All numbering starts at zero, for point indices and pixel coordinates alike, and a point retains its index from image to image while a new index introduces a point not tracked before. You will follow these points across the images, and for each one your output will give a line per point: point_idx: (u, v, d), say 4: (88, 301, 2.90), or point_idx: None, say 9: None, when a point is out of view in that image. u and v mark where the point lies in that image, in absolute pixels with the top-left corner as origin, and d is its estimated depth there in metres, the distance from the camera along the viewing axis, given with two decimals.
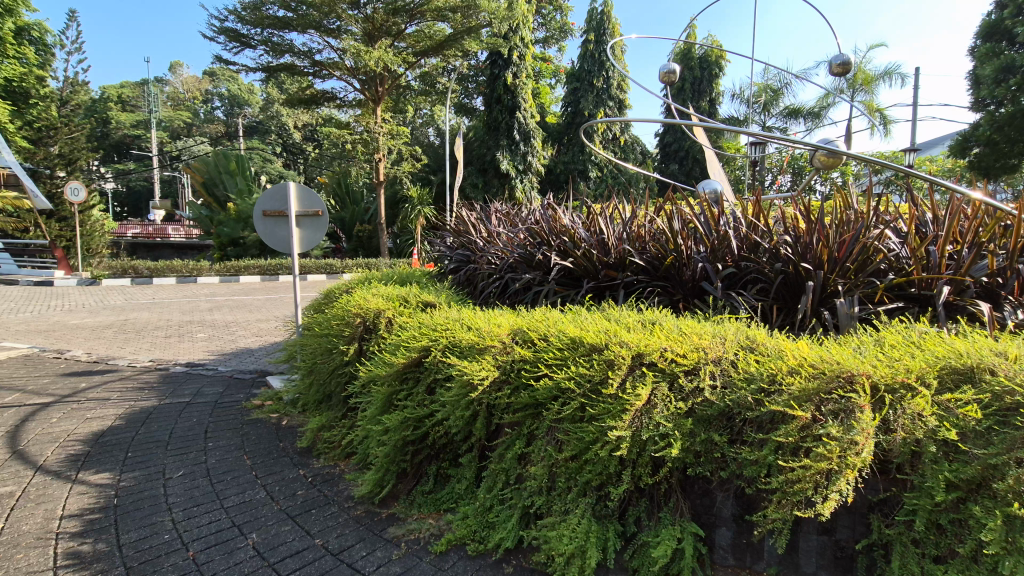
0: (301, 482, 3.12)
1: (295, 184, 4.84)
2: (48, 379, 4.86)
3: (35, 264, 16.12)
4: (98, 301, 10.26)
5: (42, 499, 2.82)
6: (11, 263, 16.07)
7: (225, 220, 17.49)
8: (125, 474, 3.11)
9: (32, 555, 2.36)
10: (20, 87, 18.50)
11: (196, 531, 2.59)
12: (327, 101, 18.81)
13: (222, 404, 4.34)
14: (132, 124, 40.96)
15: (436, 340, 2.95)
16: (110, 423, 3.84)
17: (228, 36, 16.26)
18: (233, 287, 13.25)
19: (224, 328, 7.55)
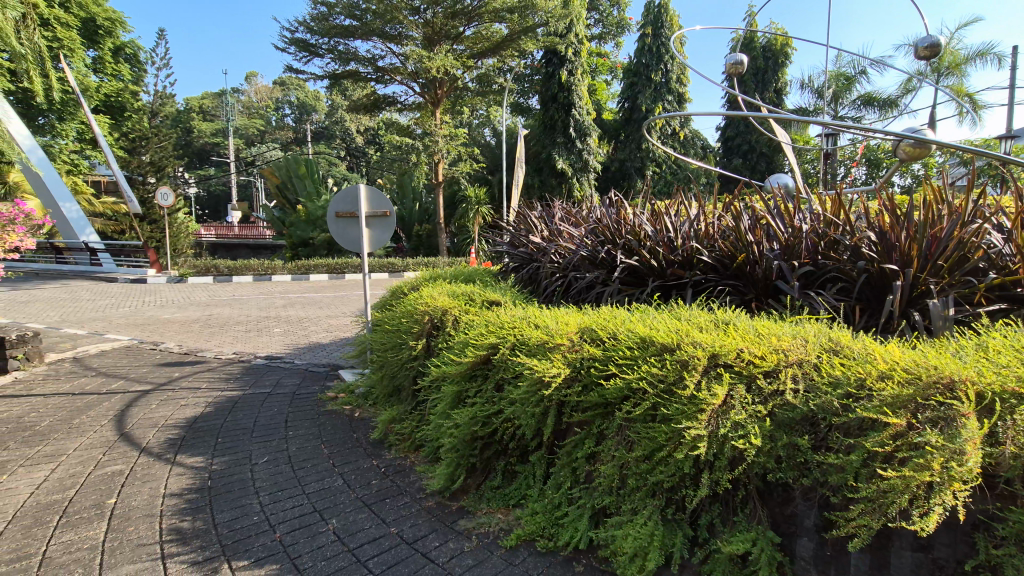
0: (375, 472, 3.25)
1: (365, 186, 5.03)
2: (147, 368, 5.31)
3: (132, 263, 16.56)
4: (186, 297, 11.13)
5: (146, 478, 3.08)
6: (111, 262, 16.45)
7: (295, 222, 18.44)
8: (217, 458, 3.35)
9: (142, 528, 2.58)
10: (117, 102, 20.29)
11: (281, 515, 2.75)
12: (389, 105, 19.43)
13: (300, 395, 4.59)
14: (212, 132, 43.94)
15: (504, 338, 2.98)
16: (201, 410, 4.15)
17: (298, 47, 17.12)
18: (304, 285, 13.95)
19: (298, 323, 7.98)
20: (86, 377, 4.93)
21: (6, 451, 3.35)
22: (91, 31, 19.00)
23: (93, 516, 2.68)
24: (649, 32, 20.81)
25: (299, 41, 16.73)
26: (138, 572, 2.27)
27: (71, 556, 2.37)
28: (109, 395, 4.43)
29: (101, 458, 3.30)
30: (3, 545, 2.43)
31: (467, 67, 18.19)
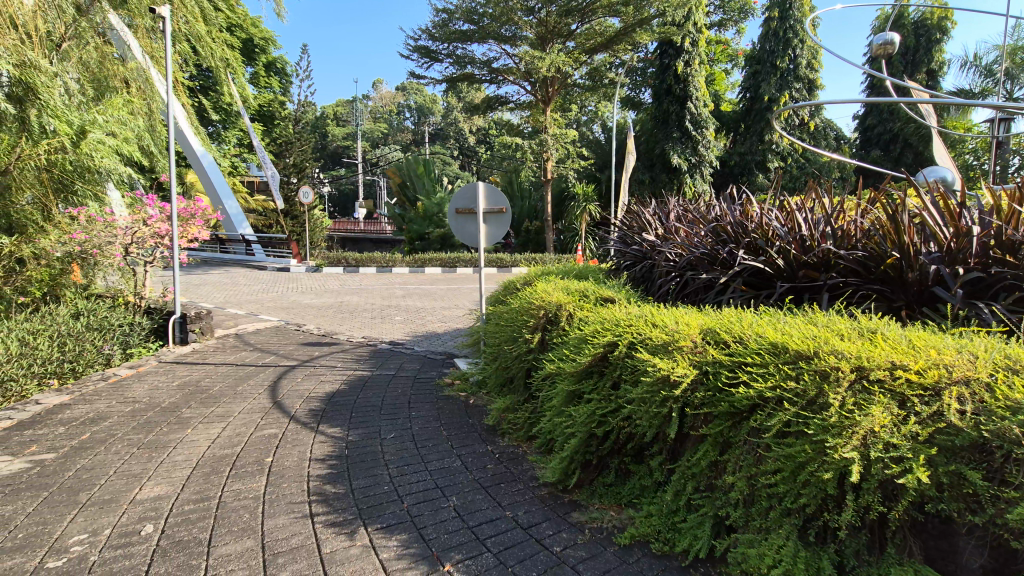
0: (490, 456, 3.40)
1: (484, 184, 5.24)
2: (292, 347, 5.99)
3: (278, 254, 18.78)
4: (322, 285, 12.38)
5: (295, 442, 3.49)
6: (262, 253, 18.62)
7: (414, 218, 19.64)
8: (352, 430, 3.71)
9: (294, 486, 2.94)
10: (269, 111, 23.04)
11: (407, 487, 2.98)
12: (501, 105, 19.94)
13: (420, 379, 4.94)
14: (343, 136, 48.20)
15: (622, 336, 2.96)
16: (337, 386, 4.61)
17: (420, 53, 18.17)
18: (420, 278, 14.84)
19: (416, 313, 8.54)
20: (245, 351, 5.69)
21: (189, 408, 3.98)
22: (250, 50, 21.75)
23: (255, 471, 3.10)
24: (776, 15, 19.23)
25: (422, 48, 17.71)
26: (292, 523, 2.59)
27: (240, 502, 2.76)
28: (264, 368, 5.08)
29: (259, 421, 3.80)
30: (191, 486, 2.90)
31: (580, 64, 18.13)
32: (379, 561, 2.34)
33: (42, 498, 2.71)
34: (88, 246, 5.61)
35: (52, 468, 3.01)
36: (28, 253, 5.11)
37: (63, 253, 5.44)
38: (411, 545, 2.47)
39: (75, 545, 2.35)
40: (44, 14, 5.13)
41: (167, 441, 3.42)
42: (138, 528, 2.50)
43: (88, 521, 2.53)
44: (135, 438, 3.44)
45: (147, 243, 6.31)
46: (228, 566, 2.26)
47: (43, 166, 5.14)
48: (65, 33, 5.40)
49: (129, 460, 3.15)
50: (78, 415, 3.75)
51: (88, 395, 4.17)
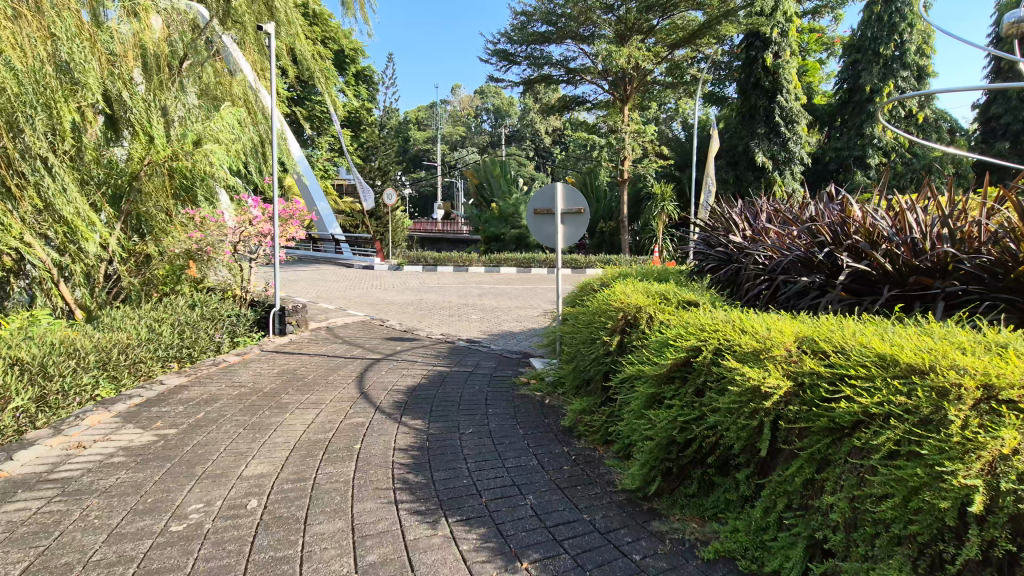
0: (566, 458, 3.40)
1: (563, 184, 5.23)
2: (377, 341, 6.30)
3: (363, 253, 19.84)
4: (403, 283, 12.93)
5: (381, 431, 3.68)
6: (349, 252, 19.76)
7: (490, 219, 19.99)
8: (432, 423, 3.84)
9: (380, 473, 3.09)
10: (357, 117, 24.41)
11: (485, 483, 3.04)
12: (578, 105, 19.82)
13: (497, 377, 5.03)
14: (424, 140, 49.99)
15: (707, 341, 2.85)
16: (419, 380, 4.79)
17: (499, 57, 18.45)
18: (496, 278, 15.10)
19: (492, 312, 8.69)
20: (335, 344, 6.06)
21: (287, 395, 4.30)
22: (342, 61, 23.21)
23: (345, 456, 3.29)
24: None
25: (501, 51, 17.97)
26: (378, 509, 2.73)
27: (332, 485, 2.94)
28: (353, 359, 5.39)
29: (349, 410, 4.03)
30: (288, 466, 3.13)
31: (660, 60, 17.61)
32: (460, 552, 2.40)
33: (166, 468, 3.03)
34: (203, 245, 6.22)
35: (174, 442, 3.36)
36: (154, 250, 5.79)
37: (182, 250, 6.01)
38: (490, 539, 2.51)
39: (194, 512, 2.61)
40: (167, 35, 5.86)
41: (268, 424, 3.72)
42: (244, 503, 2.73)
43: (204, 492, 2.80)
44: (241, 419, 3.77)
45: (252, 241, 6.92)
46: (321, 544, 2.42)
47: (170, 172, 5.69)
48: (185, 51, 6.10)
49: (237, 439, 3.46)
50: (195, 396, 4.17)
51: (203, 378, 4.62)
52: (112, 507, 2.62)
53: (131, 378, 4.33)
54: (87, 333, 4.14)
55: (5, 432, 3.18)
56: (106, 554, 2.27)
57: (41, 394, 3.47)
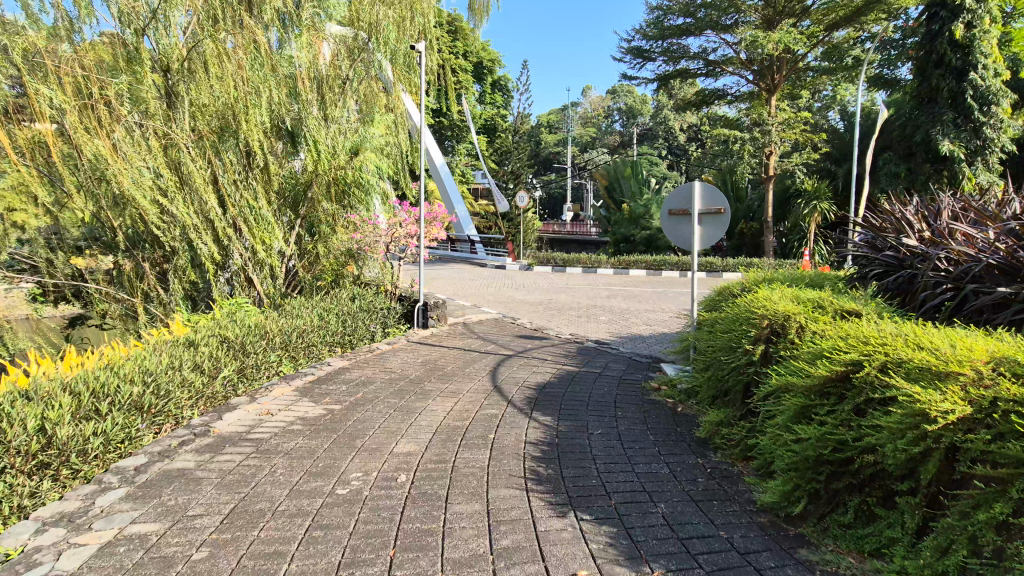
0: (700, 470, 3.24)
1: (701, 183, 5.01)
2: (508, 338, 6.58)
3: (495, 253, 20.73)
4: (533, 283, 13.23)
5: (513, 424, 3.85)
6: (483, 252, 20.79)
7: (620, 221, 19.65)
8: (561, 421, 3.92)
9: (512, 463, 3.25)
10: (493, 124, 25.56)
11: (615, 485, 3.03)
12: (718, 99, 18.63)
13: (626, 380, 4.97)
14: (555, 143, 50.46)
15: (871, 356, 2.56)
16: (548, 377, 4.93)
17: (633, 54, 18.02)
18: (626, 280, 14.81)
19: (620, 314, 8.56)
20: (471, 338, 6.46)
21: (430, 382, 4.68)
22: (480, 70, 24.56)
23: (480, 444, 3.51)
24: None
25: (635, 48, 17.53)
26: (511, 497, 2.86)
27: (469, 469, 3.15)
28: (487, 354, 5.70)
29: (483, 401, 4.28)
30: (431, 447, 3.42)
31: (815, 43, 15.91)
32: (589, 549, 2.42)
33: (333, 438, 3.49)
34: (362, 244, 6.94)
35: (339, 416, 3.86)
36: (322, 249, 6.65)
37: (344, 249, 6.85)
38: (619, 541, 2.50)
39: (354, 480, 2.98)
40: (335, 61, 6.52)
41: (414, 407, 4.09)
42: (394, 476, 3.04)
43: (362, 463, 3.18)
44: (392, 401, 4.20)
45: (402, 241, 7.61)
46: (460, 523, 2.61)
47: (333, 182, 6.45)
48: (349, 73, 6.65)
49: (389, 418, 3.86)
50: (355, 377, 4.74)
51: (361, 362, 5.22)
52: (292, 466, 3.09)
53: (306, 359, 5.04)
54: (273, 318, 4.91)
55: (216, 396, 3.90)
56: (288, 506, 2.68)
57: (242, 366, 4.19)
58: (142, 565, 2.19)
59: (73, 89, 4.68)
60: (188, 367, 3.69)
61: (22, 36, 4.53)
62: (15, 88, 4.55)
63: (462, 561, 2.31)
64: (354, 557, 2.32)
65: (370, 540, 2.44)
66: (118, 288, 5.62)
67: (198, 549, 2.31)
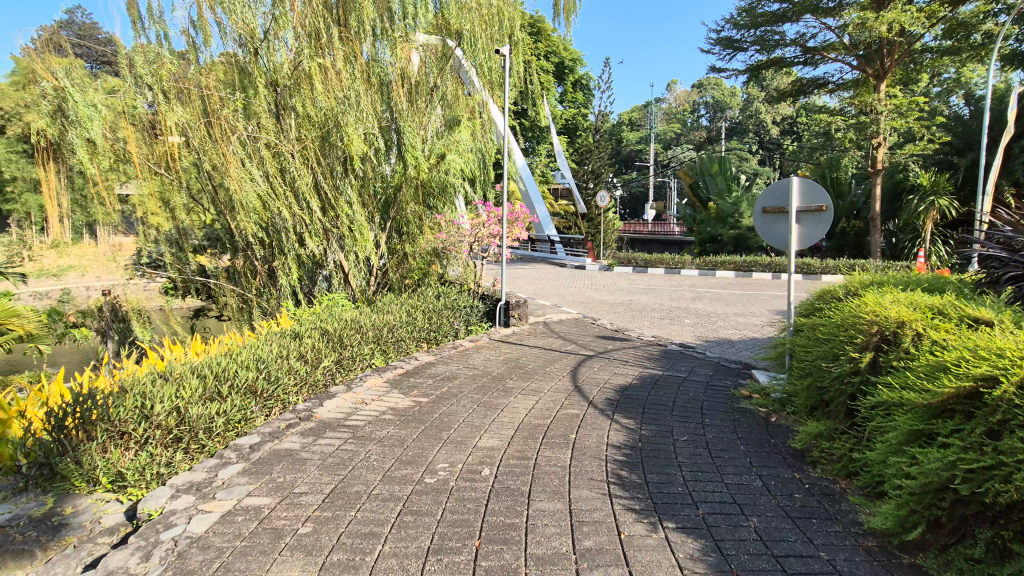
0: (798, 485, 3.04)
1: (800, 179, 4.68)
2: (589, 338, 6.52)
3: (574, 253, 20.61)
4: (612, 283, 13.17)
5: (595, 425, 3.82)
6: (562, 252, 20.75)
7: (706, 220, 18.77)
8: (644, 425, 3.84)
9: (594, 465, 3.22)
10: (573, 123, 25.40)
11: (703, 495, 2.92)
12: (818, 88, 17.26)
13: (714, 386, 4.76)
14: (637, 140, 49.10)
15: (1008, 371, 2.28)
16: (630, 380, 4.84)
17: (723, 45, 17.13)
18: (712, 281, 14.14)
19: (707, 317, 8.18)
20: (551, 338, 6.47)
21: (511, 380, 4.76)
22: (561, 70, 24.52)
23: (562, 442, 3.52)
24: None
25: (724, 39, 16.65)
26: (594, 499, 2.85)
27: (551, 468, 3.17)
28: (568, 354, 5.69)
29: (564, 400, 4.29)
30: (514, 444, 3.48)
31: (935, 21, 14.29)
32: (676, 559, 2.36)
33: (421, 429, 3.65)
34: (447, 244, 7.24)
35: (427, 408, 4.03)
36: (409, 248, 6.97)
37: (429, 249, 7.13)
38: (708, 553, 2.41)
39: (441, 469, 3.10)
40: (423, 68, 6.72)
41: (496, 403, 4.18)
42: (479, 469, 3.13)
43: (449, 454, 3.30)
44: (475, 396, 4.32)
45: (484, 241, 7.87)
46: (543, 520, 2.63)
47: (421, 185, 6.72)
48: (436, 80, 6.85)
49: (473, 413, 3.97)
50: (441, 372, 4.93)
51: (446, 358, 5.41)
52: (385, 454, 3.27)
53: (395, 353, 5.30)
54: (366, 313, 5.22)
55: (318, 384, 4.21)
56: (381, 491, 2.84)
57: (339, 357, 4.51)
58: (256, 534, 2.42)
59: (198, 108, 5.31)
60: (294, 356, 4.04)
61: (159, 64, 5.27)
62: (151, 107, 5.28)
63: (545, 558, 2.33)
64: (441, 544, 2.41)
65: (456, 529, 2.54)
66: (234, 284, 6.25)
67: (303, 524, 2.51)
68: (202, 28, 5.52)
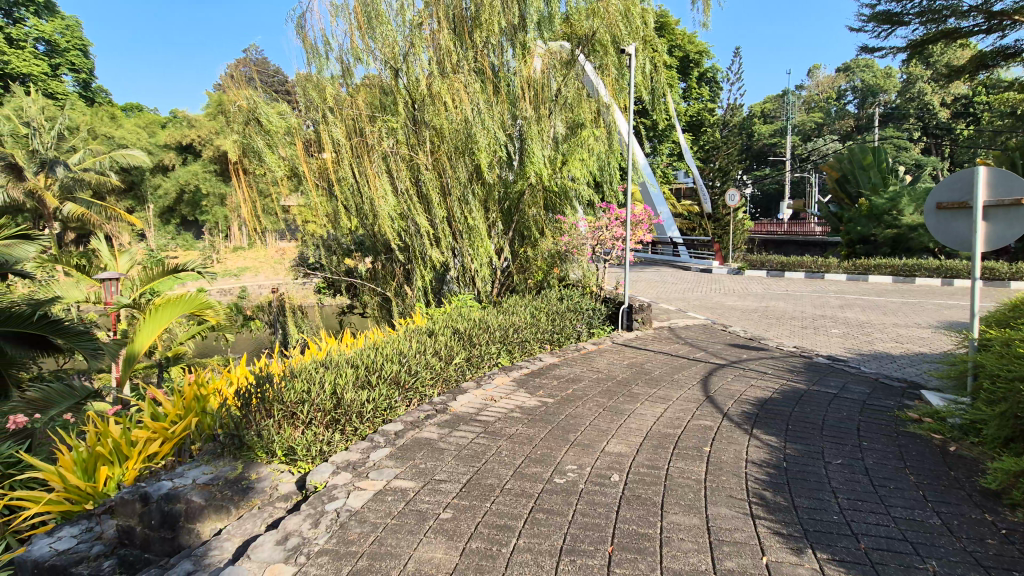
0: (990, 530, 2.58)
1: (987, 168, 3.97)
2: (720, 346, 6.13)
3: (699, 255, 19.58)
4: (741, 287, 12.35)
5: (731, 439, 3.58)
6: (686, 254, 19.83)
7: (855, 218, 16.70)
8: (789, 443, 3.52)
9: (732, 481, 3.02)
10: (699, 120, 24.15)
11: (864, 527, 2.60)
12: (1006, 60, 14.49)
13: (872, 406, 4.22)
14: (771, 133, 45.15)
15: None
16: (770, 393, 4.47)
17: (879, 21, 15.06)
18: (863, 287, 12.56)
19: (859, 327, 7.27)
20: (678, 344, 6.20)
21: (637, 385, 4.64)
22: (685, 65, 23.45)
23: (695, 455, 3.35)
24: None
25: (881, 13, 14.58)
26: (734, 517, 2.67)
27: (684, 480, 3.03)
28: (697, 362, 5.42)
29: (696, 410, 4.09)
30: (642, 452, 3.38)
31: None
32: None
33: (548, 429, 3.71)
34: (570, 246, 7.24)
35: (552, 409, 4.08)
36: (532, 252, 7.09)
37: (551, 252, 7.15)
38: None
39: (570, 471, 3.12)
40: (546, 73, 6.79)
41: (623, 409, 4.10)
42: (608, 475, 3.09)
43: (576, 456, 3.31)
44: (601, 400, 4.28)
45: (607, 244, 7.68)
46: (679, 534, 2.52)
47: (543, 190, 6.80)
48: (559, 84, 6.86)
49: (599, 417, 3.95)
50: (564, 373, 4.97)
51: (569, 360, 5.45)
52: (515, 450, 3.37)
53: (520, 353, 5.44)
54: (493, 314, 5.44)
55: (450, 379, 4.45)
56: (513, 486, 2.93)
57: (470, 355, 4.74)
58: (403, 514, 2.63)
59: (350, 127, 5.95)
60: (431, 354, 4.32)
61: (319, 88, 6.01)
62: (311, 127, 6.09)
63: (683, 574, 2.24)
64: (574, 545, 2.42)
65: (588, 532, 2.53)
66: (376, 284, 6.86)
67: (443, 509, 2.68)
68: (354, 53, 6.15)
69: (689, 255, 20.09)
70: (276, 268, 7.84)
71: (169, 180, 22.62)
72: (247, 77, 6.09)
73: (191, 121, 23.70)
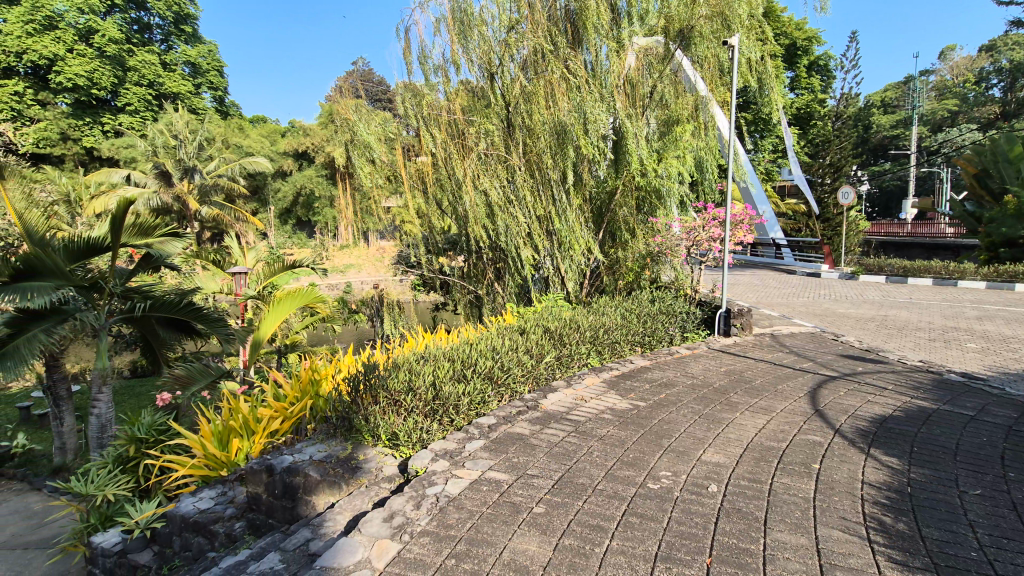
0: None
1: None
2: (830, 356, 5.66)
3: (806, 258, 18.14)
4: (855, 293, 11.28)
5: (844, 458, 3.30)
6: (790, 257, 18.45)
7: (998, 217, 14.63)
8: (914, 467, 3.18)
9: (845, 503, 2.80)
10: (807, 112, 22.39)
11: (1010, 567, 2.30)
12: None
13: (1019, 432, 3.69)
14: (894, 124, 40.69)
15: None
16: (890, 410, 4.05)
17: None
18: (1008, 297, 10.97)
19: (1003, 342, 6.37)
20: (782, 352, 5.81)
21: (736, 395, 4.41)
22: (793, 53, 21.82)
23: (803, 471, 3.13)
24: None
25: None
26: (849, 541, 2.47)
27: (791, 497, 2.85)
28: (804, 372, 5.04)
29: (803, 424, 3.81)
30: (743, 464, 3.22)
31: None
32: None
33: (640, 433, 3.64)
34: (662, 247, 6.89)
35: (645, 413, 4.00)
36: (623, 253, 6.96)
37: (643, 253, 6.95)
38: None
39: (664, 477, 3.04)
40: (640, 67, 6.64)
41: (721, 418, 3.92)
42: (705, 484, 2.98)
43: (670, 463, 3.22)
44: (696, 407, 4.13)
45: (703, 245, 7.28)
46: (785, 553, 2.38)
47: (635, 189, 6.66)
48: (653, 79, 6.68)
49: (694, 424, 3.80)
50: (657, 377, 4.84)
51: (662, 364, 5.29)
52: (607, 452, 3.34)
53: (610, 354, 5.37)
54: (583, 314, 5.43)
55: (541, 377, 4.51)
56: (605, 487, 2.92)
57: (560, 354, 4.78)
58: (498, 505, 2.72)
59: (448, 130, 6.23)
60: (522, 351, 4.40)
61: (420, 96, 6.33)
62: (412, 133, 6.44)
63: None
64: (670, 553, 2.37)
65: (684, 541, 2.46)
66: (468, 282, 7.11)
67: (537, 504, 2.73)
68: (454, 60, 6.40)
69: (794, 258, 18.70)
70: (378, 266, 8.36)
71: (287, 184, 24.86)
72: (353, 88, 6.56)
73: (306, 129, 25.87)
